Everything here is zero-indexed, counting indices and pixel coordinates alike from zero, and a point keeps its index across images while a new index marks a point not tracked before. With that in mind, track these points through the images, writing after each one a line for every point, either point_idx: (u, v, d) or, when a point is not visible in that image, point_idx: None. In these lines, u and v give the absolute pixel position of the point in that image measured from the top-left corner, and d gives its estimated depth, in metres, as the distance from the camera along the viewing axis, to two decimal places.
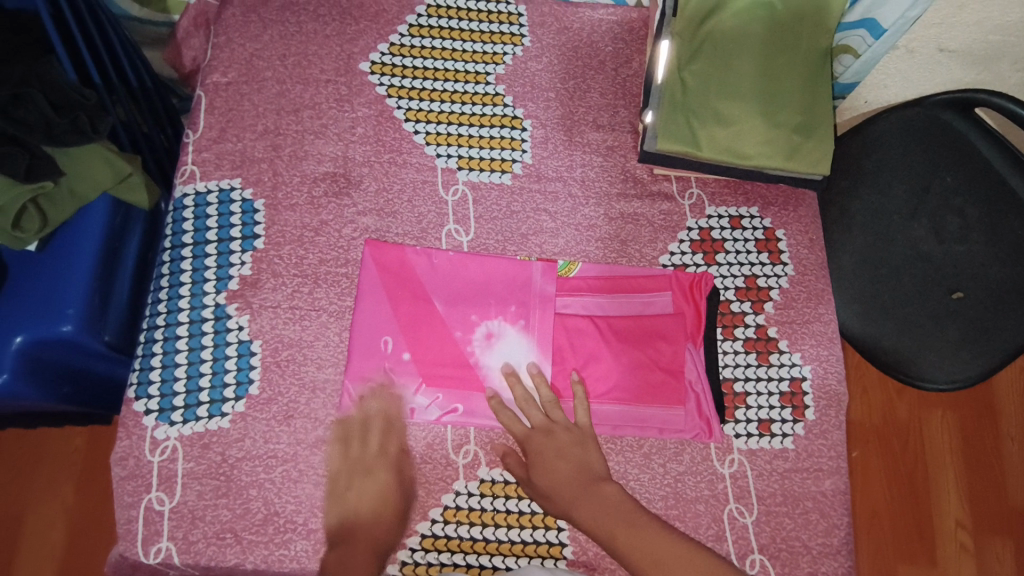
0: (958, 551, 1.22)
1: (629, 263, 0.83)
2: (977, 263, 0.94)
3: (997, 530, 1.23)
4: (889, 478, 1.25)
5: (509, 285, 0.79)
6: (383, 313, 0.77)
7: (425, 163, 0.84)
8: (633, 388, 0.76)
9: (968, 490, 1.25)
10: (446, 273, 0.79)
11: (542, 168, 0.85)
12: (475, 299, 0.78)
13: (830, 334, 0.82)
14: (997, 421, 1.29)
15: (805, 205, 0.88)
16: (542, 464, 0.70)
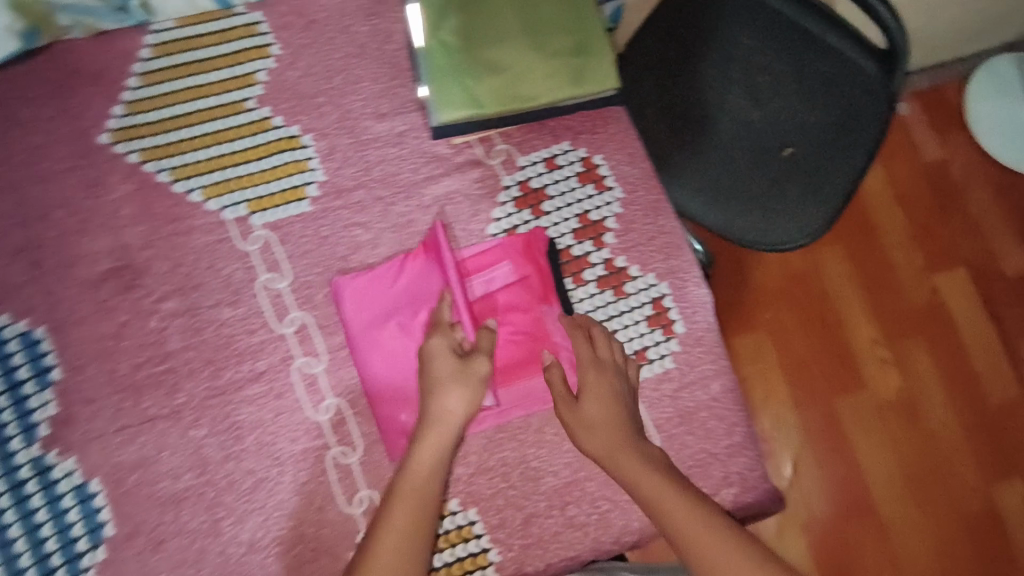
0: (881, 364, 1.20)
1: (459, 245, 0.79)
2: (796, 117, 0.94)
3: (910, 332, 1.21)
4: (802, 325, 1.22)
5: (399, 296, 0.74)
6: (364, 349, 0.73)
7: (211, 221, 0.76)
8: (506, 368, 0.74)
9: (873, 306, 1.22)
10: (404, 291, 0.74)
11: (339, 181, 0.79)
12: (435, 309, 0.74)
13: (676, 242, 0.81)
14: (878, 234, 1.25)
15: (615, 120, 0.84)
16: (586, 425, 0.66)
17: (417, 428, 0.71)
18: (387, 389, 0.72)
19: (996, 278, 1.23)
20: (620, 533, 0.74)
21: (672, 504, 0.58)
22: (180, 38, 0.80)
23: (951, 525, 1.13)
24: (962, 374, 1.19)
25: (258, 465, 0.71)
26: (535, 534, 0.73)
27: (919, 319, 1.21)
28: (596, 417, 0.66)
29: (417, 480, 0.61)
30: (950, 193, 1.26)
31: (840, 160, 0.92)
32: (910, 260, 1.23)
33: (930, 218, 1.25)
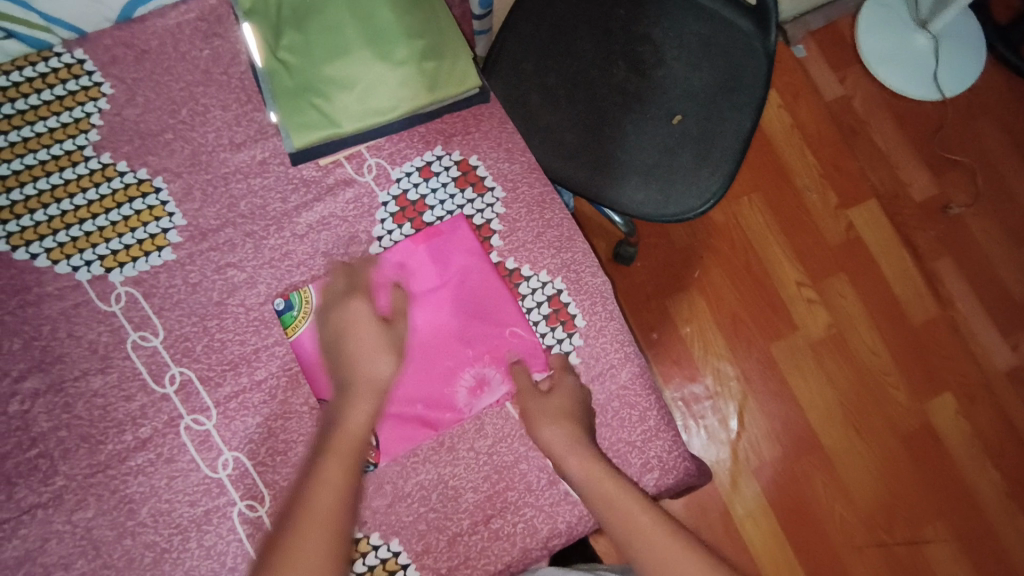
0: (808, 303, 1.32)
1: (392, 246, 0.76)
2: (681, 81, 1.02)
3: (831, 270, 1.33)
4: (732, 276, 1.33)
5: (397, 289, 0.74)
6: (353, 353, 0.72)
7: (64, 286, 0.70)
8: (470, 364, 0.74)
9: (795, 251, 1.34)
10: (388, 286, 0.74)
11: (202, 222, 0.74)
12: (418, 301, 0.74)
13: (566, 234, 0.80)
14: (793, 182, 1.37)
15: (489, 116, 0.82)
16: (546, 419, 0.69)
17: (388, 426, 0.71)
18: None
19: (903, 206, 1.37)
20: (547, 537, 0.72)
21: (620, 495, 0.63)
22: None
23: (889, 442, 1.26)
24: (884, 301, 1.32)
25: (156, 537, 0.67)
26: (462, 553, 0.70)
27: (838, 257, 1.34)
28: (555, 410, 0.70)
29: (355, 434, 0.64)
30: (853, 127, 1.40)
31: (730, 117, 1.00)
32: (824, 200, 1.36)
33: (838, 162, 1.38)
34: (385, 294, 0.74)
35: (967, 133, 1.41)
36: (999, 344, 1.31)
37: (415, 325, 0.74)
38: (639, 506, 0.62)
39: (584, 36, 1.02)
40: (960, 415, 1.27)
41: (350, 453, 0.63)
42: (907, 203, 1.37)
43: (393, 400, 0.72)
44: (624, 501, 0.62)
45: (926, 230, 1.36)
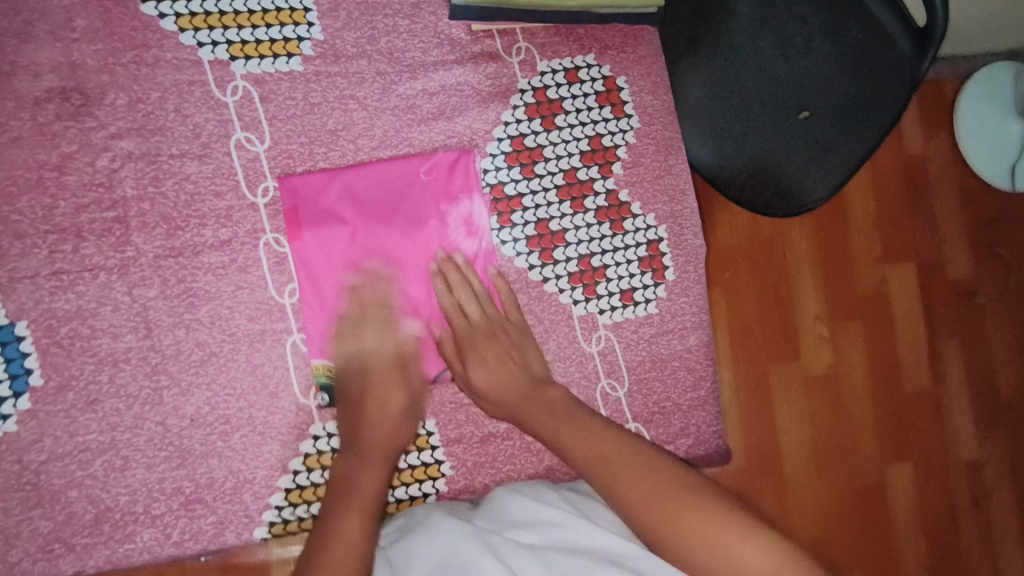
0: (818, 342, 1.18)
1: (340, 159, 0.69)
2: (820, 76, 0.92)
3: (852, 316, 1.20)
4: (756, 291, 1.18)
5: (342, 222, 0.67)
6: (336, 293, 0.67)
7: (184, 58, 0.66)
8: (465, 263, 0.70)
9: (825, 285, 1.19)
10: (333, 213, 0.67)
11: (338, 44, 0.70)
12: (381, 225, 0.68)
13: (683, 187, 0.77)
14: (846, 214, 1.21)
15: (646, 43, 0.77)
16: (485, 363, 0.66)
17: None
18: (376, 325, 0.68)
19: (938, 279, 1.23)
20: None
21: (588, 442, 0.59)
22: None
23: (844, 493, 1.17)
24: (886, 361, 1.20)
25: (209, 338, 0.65)
26: (490, 453, 0.71)
27: (864, 305, 1.20)
28: (493, 346, 0.67)
29: (388, 424, 0.64)
30: (919, 184, 1.23)
31: (857, 130, 0.90)
32: (869, 246, 1.21)
33: (897, 212, 1.22)
34: (352, 204, 0.68)
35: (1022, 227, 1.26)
36: (974, 437, 1.22)
37: (391, 253, 0.68)
38: (604, 442, 0.58)
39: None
40: (918, 490, 1.18)
41: (377, 448, 0.63)
42: (949, 274, 1.24)
43: (390, 320, 0.69)
44: (592, 442, 0.58)
45: (952, 307, 1.23)
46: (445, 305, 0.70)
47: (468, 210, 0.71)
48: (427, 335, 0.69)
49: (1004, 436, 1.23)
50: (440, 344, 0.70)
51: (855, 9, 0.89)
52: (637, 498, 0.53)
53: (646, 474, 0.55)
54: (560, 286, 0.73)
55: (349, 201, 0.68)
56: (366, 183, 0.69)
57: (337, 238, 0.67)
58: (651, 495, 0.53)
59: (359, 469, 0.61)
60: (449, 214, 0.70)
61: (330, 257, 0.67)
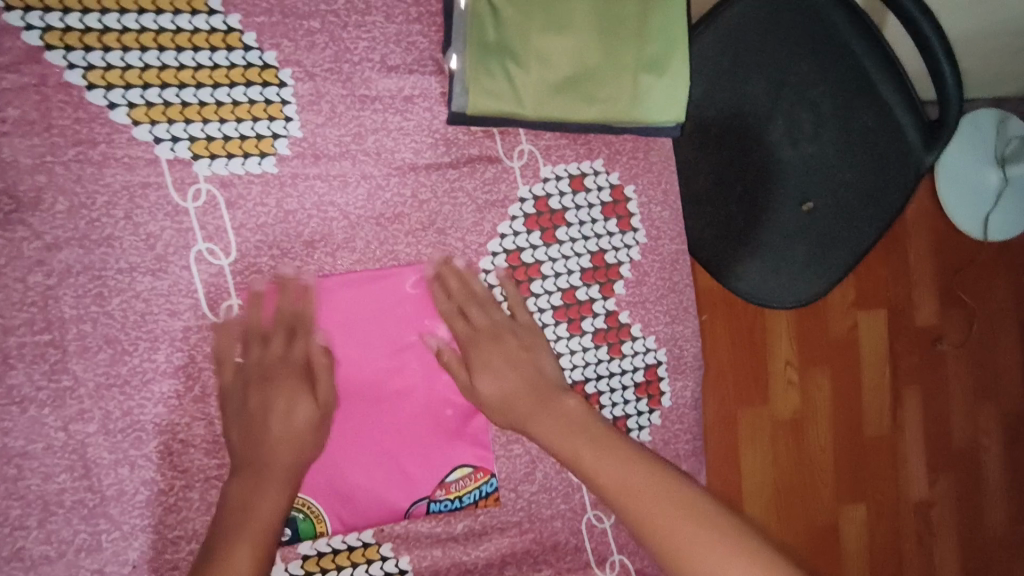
0: (786, 385, 1.15)
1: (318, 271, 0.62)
2: (826, 167, 0.88)
3: (823, 362, 1.16)
4: (734, 334, 1.12)
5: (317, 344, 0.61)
6: None
7: (139, 156, 0.57)
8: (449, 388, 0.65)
9: (797, 330, 1.15)
10: None
11: (320, 141, 0.62)
12: (360, 348, 0.62)
13: (685, 304, 0.73)
14: None
15: (658, 149, 0.71)
16: (489, 368, 0.60)
17: (451, 463, 0.65)
18: (352, 458, 0.62)
19: (906, 328, 1.20)
20: None
21: (614, 462, 0.52)
22: None
23: (799, 535, 1.15)
24: (851, 414, 1.17)
25: (158, 476, 0.58)
26: None
27: (838, 351, 1.17)
28: (519, 364, 0.60)
29: (292, 442, 0.55)
30: (895, 239, 1.18)
31: (853, 227, 0.89)
32: (842, 295, 1.17)
33: (873, 259, 1.18)
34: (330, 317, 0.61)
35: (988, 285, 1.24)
36: (926, 481, 1.22)
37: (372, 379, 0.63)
38: (641, 468, 0.51)
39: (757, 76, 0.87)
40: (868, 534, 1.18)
41: (285, 473, 0.54)
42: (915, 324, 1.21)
43: (365, 451, 0.63)
44: (614, 465, 0.52)
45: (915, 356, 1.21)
46: (422, 433, 0.64)
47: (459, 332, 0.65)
48: (405, 466, 0.64)
49: (956, 480, 1.23)
50: (418, 477, 0.64)
51: (874, 106, 0.86)
52: (681, 531, 0.47)
53: (685, 515, 0.48)
54: None
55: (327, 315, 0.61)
56: (347, 294, 0.62)
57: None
58: (690, 536, 0.46)
59: (266, 482, 0.53)
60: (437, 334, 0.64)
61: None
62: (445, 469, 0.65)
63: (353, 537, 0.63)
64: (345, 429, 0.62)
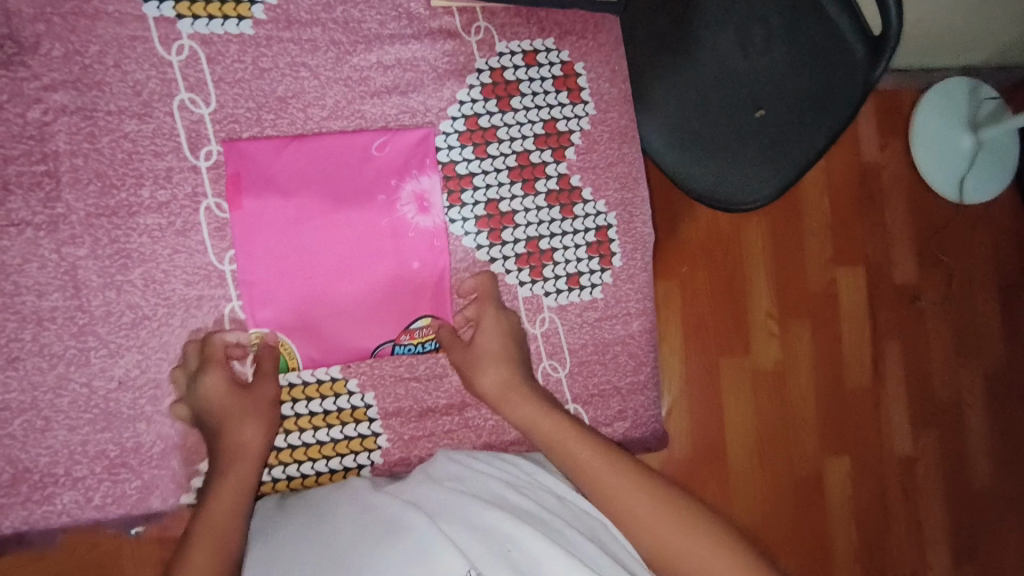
0: (768, 335, 1.22)
1: (291, 125, 0.68)
2: (776, 75, 0.92)
3: (804, 313, 1.23)
4: (710, 276, 1.21)
5: (288, 198, 0.66)
6: (284, 273, 0.67)
7: (128, 12, 0.64)
8: (411, 242, 0.70)
9: (776, 278, 1.23)
10: (282, 190, 0.66)
11: (292, 9, 0.68)
12: (329, 203, 0.68)
13: (634, 175, 0.78)
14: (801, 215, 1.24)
15: (606, 31, 0.77)
16: (489, 352, 0.67)
17: (416, 309, 0.71)
18: (324, 302, 0.68)
19: (888, 281, 1.27)
20: (510, 442, 0.73)
21: (570, 439, 0.61)
22: None
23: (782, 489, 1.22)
24: (832, 361, 1.25)
25: (141, 301, 0.64)
26: (428, 428, 0.72)
27: (813, 302, 1.24)
28: (509, 351, 0.67)
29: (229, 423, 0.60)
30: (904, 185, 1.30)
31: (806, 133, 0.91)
32: (821, 249, 1.25)
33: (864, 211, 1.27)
34: (302, 172, 0.67)
35: (973, 238, 1.32)
36: (909, 434, 1.27)
37: (341, 235, 0.68)
38: (589, 448, 0.60)
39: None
40: (852, 484, 1.23)
41: (241, 452, 0.60)
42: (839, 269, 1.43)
43: (335, 296, 0.68)
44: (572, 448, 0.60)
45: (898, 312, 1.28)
46: (386, 279, 0.70)
47: (420, 191, 0.71)
48: (370, 310, 0.69)
49: (938, 435, 1.28)
50: (382, 322, 0.70)
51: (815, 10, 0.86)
52: (629, 506, 0.57)
53: (635, 497, 0.57)
54: (507, 266, 0.74)
55: (300, 168, 0.67)
56: (317, 151, 0.68)
57: (285, 204, 0.67)
58: (670, 533, 0.55)
59: (237, 430, 0.60)
60: (401, 190, 0.70)
61: (277, 225, 0.66)
62: (409, 316, 0.71)
63: (322, 371, 0.69)
64: (313, 273, 0.67)
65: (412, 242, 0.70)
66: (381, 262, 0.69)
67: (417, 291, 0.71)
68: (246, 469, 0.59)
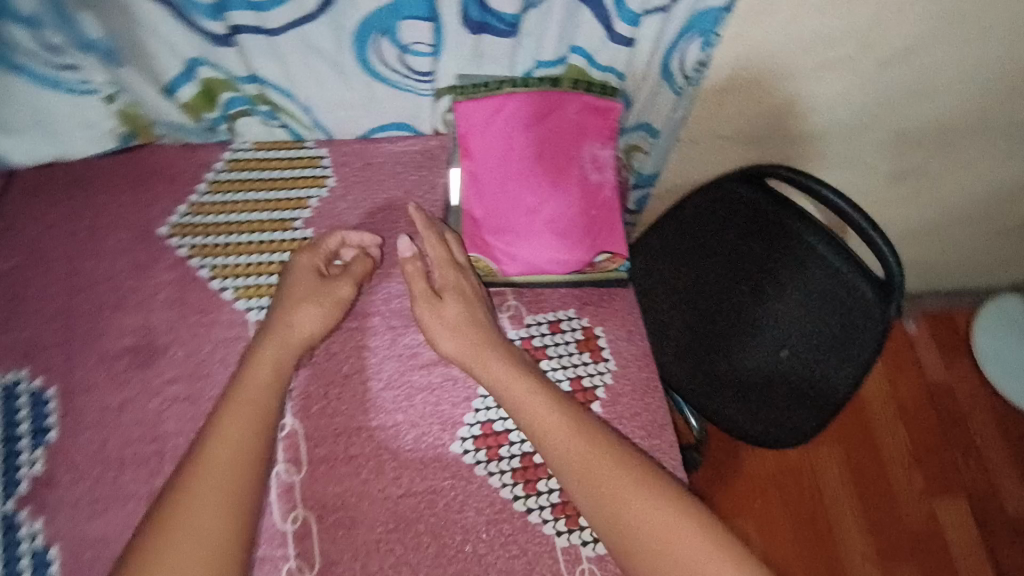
0: None
1: (347, 404, 0.80)
2: (795, 322, 1.05)
3: None
4: None
5: (513, 186, 0.84)
6: (499, 200, 0.84)
7: (235, 319, 0.82)
8: (586, 231, 0.85)
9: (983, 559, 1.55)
10: (500, 180, 0.84)
11: (360, 304, 0.85)
12: (529, 198, 0.84)
13: (663, 421, 0.84)
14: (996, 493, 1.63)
15: (622, 298, 0.89)
16: (450, 331, 0.78)
17: (573, 238, 0.84)
18: (532, 259, 0.84)
19: None
20: None
21: (534, 400, 0.74)
22: (242, 158, 0.91)
23: None
24: None
25: None
26: None
27: None
28: (461, 321, 0.79)
29: (269, 368, 0.74)
30: None
31: (836, 369, 1.01)
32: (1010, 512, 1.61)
33: None
34: (504, 134, 0.85)
35: None
36: None
37: (545, 188, 0.84)
38: (590, 443, 0.71)
39: (721, 251, 1.13)
40: None
41: (243, 426, 0.70)
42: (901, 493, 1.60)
43: (535, 236, 0.84)
44: (563, 437, 0.72)
45: None
46: (574, 212, 0.85)
47: (601, 151, 0.87)
48: (568, 245, 0.84)
49: None
50: (579, 256, 0.84)
51: (813, 258, 1.01)
52: (628, 502, 0.68)
53: (619, 477, 0.69)
54: (544, 517, 0.77)
55: (517, 133, 0.85)
56: (517, 112, 0.85)
57: (524, 157, 0.85)
58: (638, 513, 0.67)
59: (303, 317, 0.78)
60: (594, 179, 0.86)
61: (502, 180, 0.84)
62: (599, 249, 0.86)
63: None
64: (524, 205, 0.84)
65: (605, 199, 0.87)
66: (558, 241, 0.84)
67: (603, 223, 0.86)
68: (237, 436, 0.69)
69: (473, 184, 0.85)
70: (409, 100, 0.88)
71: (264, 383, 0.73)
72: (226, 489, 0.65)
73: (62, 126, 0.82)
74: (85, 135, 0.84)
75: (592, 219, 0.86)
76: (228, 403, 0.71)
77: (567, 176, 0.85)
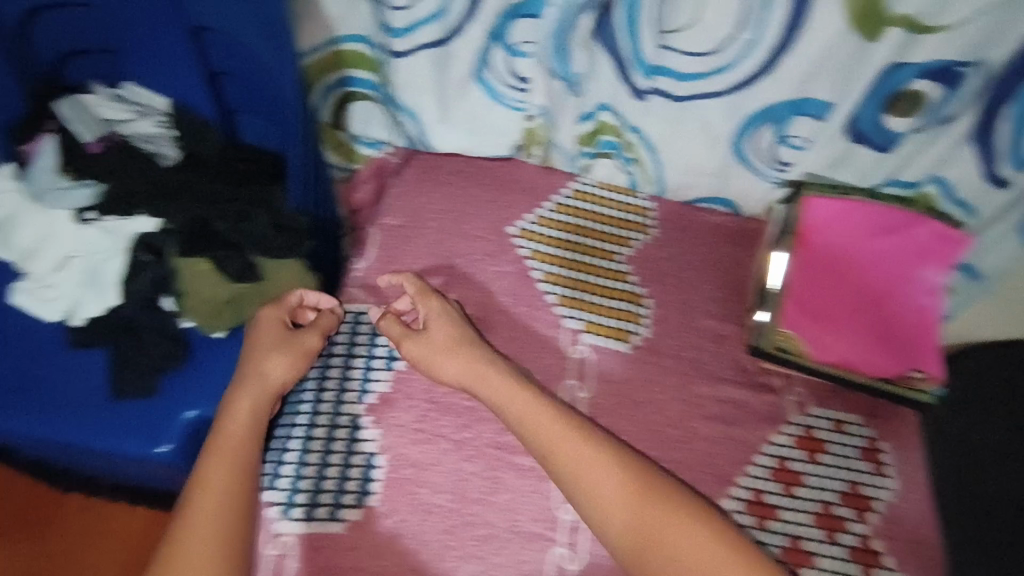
0: None
1: (631, 426, 0.88)
2: None
3: None
4: None
5: (838, 282, 0.93)
6: (820, 291, 0.93)
7: (554, 322, 0.94)
8: (899, 346, 0.90)
9: None
10: (825, 275, 0.93)
11: (659, 344, 0.94)
12: (850, 299, 0.92)
13: (935, 558, 0.83)
14: None
15: (909, 423, 0.90)
16: (436, 355, 0.85)
17: (887, 346, 0.90)
18: (841, 352, 0.90)
19: None
20: None
21: (591, 464, 0.76)
22: (586, 190, 1.05)
23: None
24: None
25: (495, 526, 0.79)
26: None
27: None
28: (452, 342, 0.85)
29: (240, 433, 0.76)
30: None
31: None
32: None
33: None
34: (847, 237, 0.92)
35: None
36: None
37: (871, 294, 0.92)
38: (638, 494, 0.74)
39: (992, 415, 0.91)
40: None
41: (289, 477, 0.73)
42: None
43: (847, 331, 0.91)
44: (610, 513, 0.74)
45: None
46: (891, 326, 0.91)
47: (938, 279, 0.89)
48: (876, 354, 0.90)
49: None
50: (889, 366, 0.89)
51: None
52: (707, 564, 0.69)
53: (692, 531, 0.71)
54: None
55: (859, 237, 0.91)
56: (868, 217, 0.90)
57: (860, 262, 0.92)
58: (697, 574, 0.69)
59: (276, 366, 0.80)
60: (925, 301, 0.90)
61: (828, 275, 0.93)
62: (913, 363, 0.89)
63: None
64: (844, 304, 0.92)
65: (930, 323, 0.89)
66: (870, 344, 0.90)
67: (920, 343, 0.89)
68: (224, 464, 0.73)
69: (801, 269, 0.93)
70: (752, 183, 0.98)
71: (245, 435, 0.76)
72: (205, 513, 0.70)
73: (482, 130, 0.96)
74: (493, 138, 0.97)
75: (912, 335, 0.89)
76: (213, 445, 0.75)
77: (895, 290, 0.91)
